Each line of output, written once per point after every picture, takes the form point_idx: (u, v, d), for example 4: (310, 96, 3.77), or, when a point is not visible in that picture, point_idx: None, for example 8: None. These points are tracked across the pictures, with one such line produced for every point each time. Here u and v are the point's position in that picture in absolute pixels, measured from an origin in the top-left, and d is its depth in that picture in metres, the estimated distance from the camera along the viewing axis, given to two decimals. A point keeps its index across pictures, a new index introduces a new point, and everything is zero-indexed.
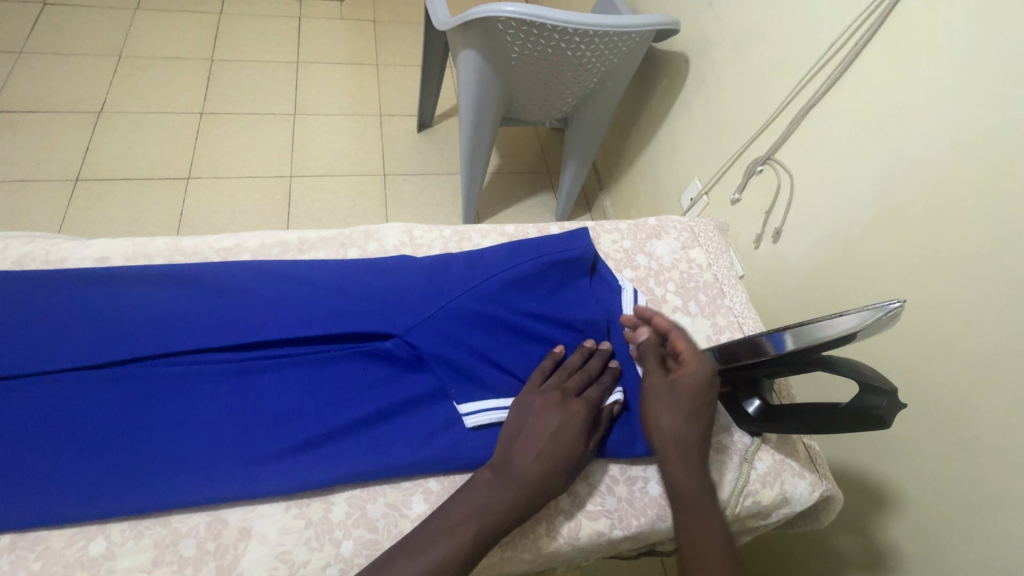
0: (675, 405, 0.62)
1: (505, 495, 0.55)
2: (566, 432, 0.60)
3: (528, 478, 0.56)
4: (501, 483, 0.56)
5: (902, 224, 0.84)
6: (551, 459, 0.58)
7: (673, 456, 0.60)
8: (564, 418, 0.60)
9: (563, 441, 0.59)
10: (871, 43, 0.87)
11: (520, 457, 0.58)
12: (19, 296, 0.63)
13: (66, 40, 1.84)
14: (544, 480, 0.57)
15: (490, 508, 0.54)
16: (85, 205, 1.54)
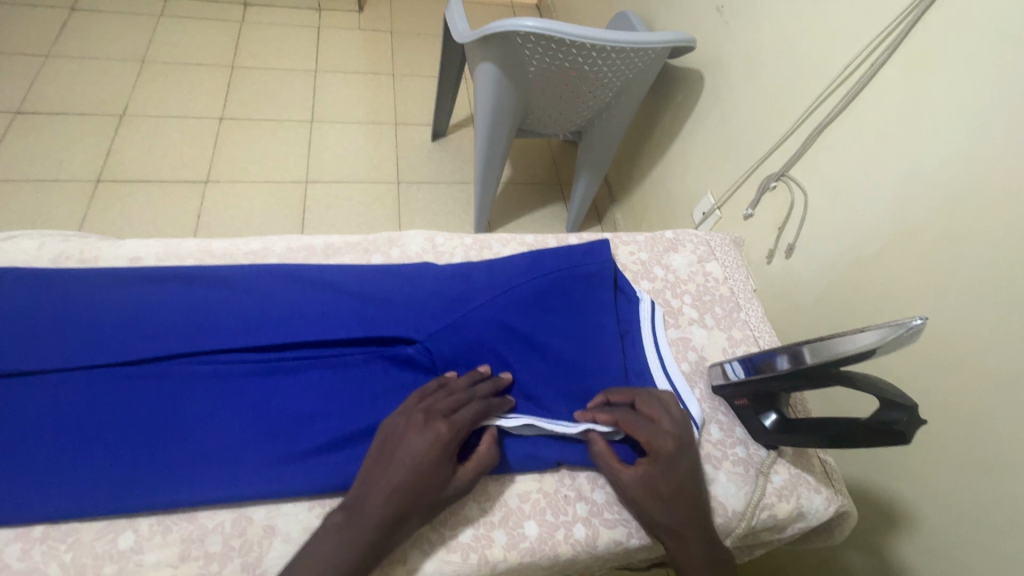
0: (652, 501, 0.59)
1: (364, 527, 0.52)
2: (421, 459, 0.55)
3: (388, 508, 0.53)
4: (367, 522, 0.53)
5: (917, 242, 0.85)
6: (401, 488, 0.54)
7: (673, 533, 0.59)
8: (423, 447, 0.56)
9: (413, 468, 0.55)
10: (887, 64, 0.89)
11: (374, 490, 0.54)
12: (56, 293, 0.65)
13: (92, 44, 1.89)
14: (396, 512, 0.53)
15: (354, 551, 0.52)
16: (105, 205, 1.57)
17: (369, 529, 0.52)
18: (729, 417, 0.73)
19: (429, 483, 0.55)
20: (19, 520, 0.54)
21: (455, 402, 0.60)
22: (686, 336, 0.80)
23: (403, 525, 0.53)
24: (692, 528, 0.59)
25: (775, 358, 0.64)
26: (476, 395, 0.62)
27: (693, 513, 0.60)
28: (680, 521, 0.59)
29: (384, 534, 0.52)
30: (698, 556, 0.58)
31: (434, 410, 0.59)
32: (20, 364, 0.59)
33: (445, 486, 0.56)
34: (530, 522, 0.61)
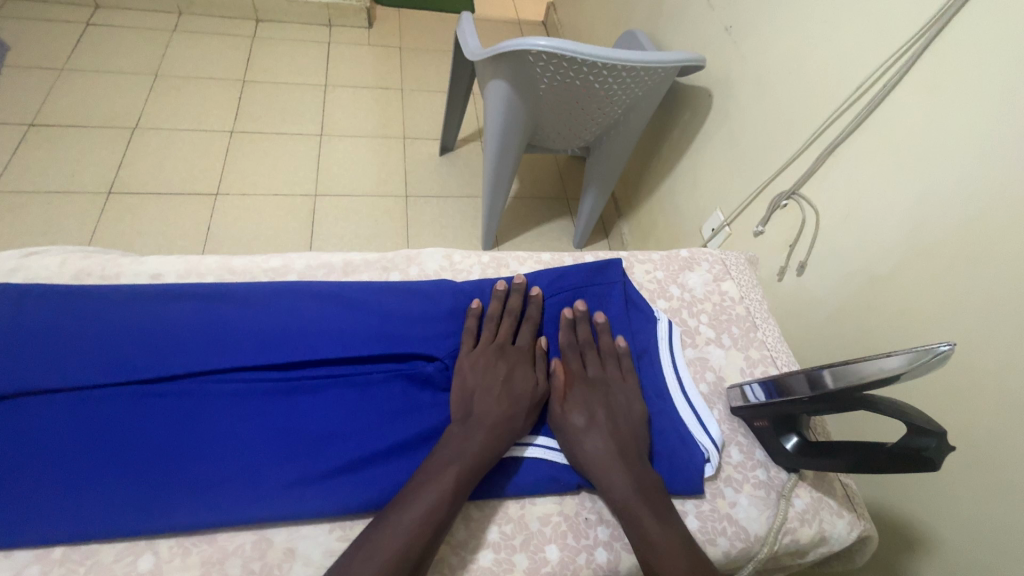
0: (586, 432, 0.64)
1: (446, 473, 0.57)
2: (483, 400, 0.65)
3: (462, 450, 0.59)
4: (436, 475, 0.57)
5: (933, 262, 0.85)
6: (472, 431, 0.61)
7: (591, 468, 0.62)
8: (482, 391, 0.65)
9: (480, 410, 0.64)
10: (899, 86, 0.90)
11: (435, 462, 0.59)
12: (80, 311, 0.65)
13: (107, 59, 1.92)
14: (479, 448, 0.60)
15: (431, 505, 0.55)
16: (116, 217, 1.58)
17: (444, 478, 0.57)
18: (749, 439, 0.73)
19: (498, 413, 0.63)
20: (36, 542, 0.53)
21: (499, 351, 0.70)
22: (703, 355, 0.80)
23: (485, 455, 0.59)
24: (619, 461, 0.62)
25: (797, 380, 0.64)
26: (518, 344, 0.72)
27: (613, 443, 0.63)
28: (606, 453, 0.63)
29: (474, 471, 0.58)
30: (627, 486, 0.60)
31: (483, 360, 0.69)
32: (45, 381, 0.59)
33: (517, 416, 0.64)
34: (552, 547, 0.60)
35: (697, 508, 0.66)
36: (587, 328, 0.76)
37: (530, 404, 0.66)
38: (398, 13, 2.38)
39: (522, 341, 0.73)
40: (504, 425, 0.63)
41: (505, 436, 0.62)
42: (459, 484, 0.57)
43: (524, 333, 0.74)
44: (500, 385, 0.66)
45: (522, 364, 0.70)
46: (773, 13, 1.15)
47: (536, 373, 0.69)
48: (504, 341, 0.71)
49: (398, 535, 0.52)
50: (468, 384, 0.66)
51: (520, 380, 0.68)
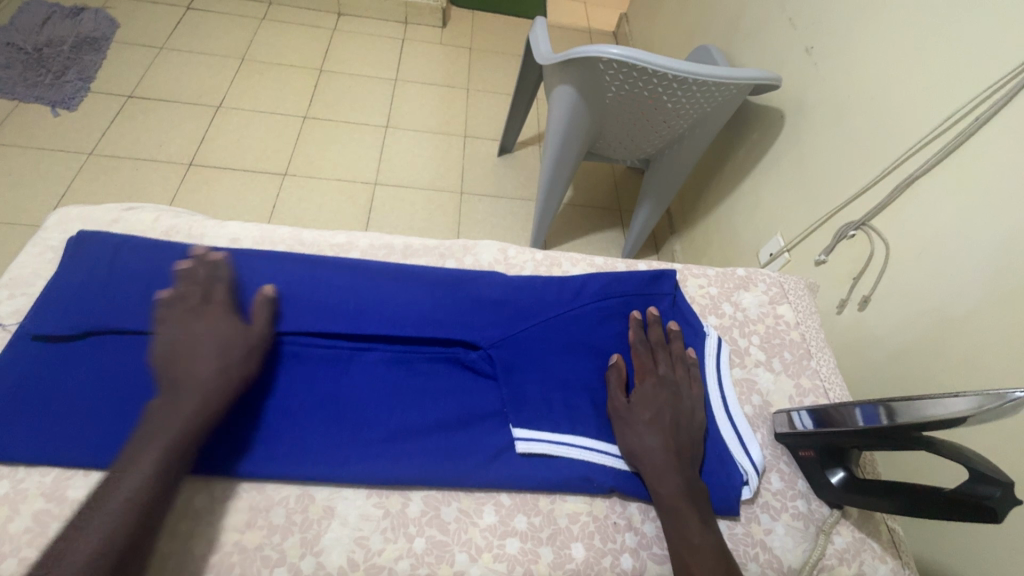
0: (660, 458, 0.62)
1: (146, 453, 0.53)
2: (190, 367, 0.58)
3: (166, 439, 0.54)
4: (140, 451, 0.53)
5: (1011, 309, 0.80)
6: (177, 418, 0.55)
7: (647, 464, 0.62)
8: (184, 366, 0.58)
9: (186, 377, 0.58)
10: (993, 120, 0.84)
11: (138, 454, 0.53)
12: (168, 264, 0.71)
13: (202, 41, 2.07)
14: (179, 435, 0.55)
15: (131, 491, 0.51)
16: (194, 188, 1.70)
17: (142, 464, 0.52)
18: (791, 468, 0.71)
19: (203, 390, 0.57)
20: (106, 466, 0.58)
21: (192, 313, 0.63)
22: (751, 377, 0.78)
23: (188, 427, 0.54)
24: (675, 461, 0.62)
25: (850, 413, 0.61)
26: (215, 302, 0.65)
27: (672, 445, 0.63)
28: (662, 451, 0.63)
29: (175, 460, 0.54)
30: (684, 506, 0.59)
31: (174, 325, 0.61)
32: (130, 325, 0.65)
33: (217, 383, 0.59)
34: (577, 545, 0.60)
35: (730, 529, 0.64)
36: (658, 330, 0.74)
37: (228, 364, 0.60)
38: (472, 15, 2.45)
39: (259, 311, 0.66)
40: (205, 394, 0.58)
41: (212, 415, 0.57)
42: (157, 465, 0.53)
43: (219, 291, 0.66)
44: (191, 351, 0.60)
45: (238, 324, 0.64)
46: (859, 36, 1.11)
47: (236, 323, 0.63)
48: (197, 302, 0.64)
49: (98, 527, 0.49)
50: (176, 355, 0.59)
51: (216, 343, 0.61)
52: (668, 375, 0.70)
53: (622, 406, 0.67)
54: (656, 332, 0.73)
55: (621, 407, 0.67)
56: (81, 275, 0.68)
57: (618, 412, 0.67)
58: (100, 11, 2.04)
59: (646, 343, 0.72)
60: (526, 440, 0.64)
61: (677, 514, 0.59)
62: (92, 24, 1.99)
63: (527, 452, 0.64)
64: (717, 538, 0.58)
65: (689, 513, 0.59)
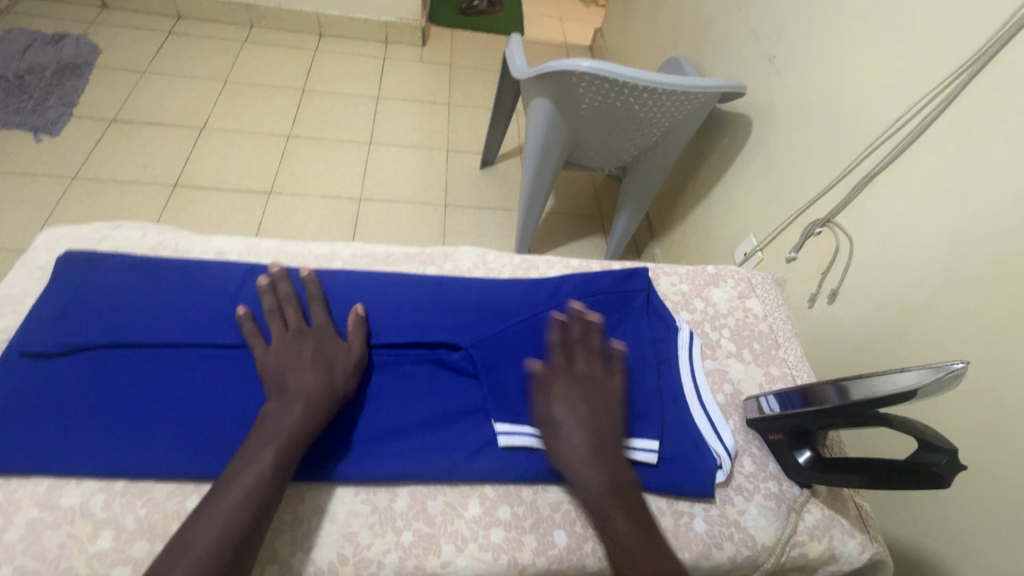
0: (584, 458, 0.62)
1: (260, 456, 0.57)
2: (301, 371, 0.64)
3: (277, 433, 0.59)
4: (264, 444, 0.57)
5: (963, 295, 0.84)
6: (289, 412, 0.60)
7: (572, 468, 0.62)
8: (289, 377, 0.63)
9: (293, 386, 0.62)
10: (939, 119, 0.90)
11: (256, 461, 0.56)
12: (153, 279, 0.73)
13: (184, 64, 2.09)
14: (294, 432, 0.59)
15: (252, 479, 0.55)
16: (178, 208, 1.71)
17: (260, 462, 0.56)
18: (762, 451, 0.74)
19: (312, 388, 0.63)
20: (100, 475, 0.60)
21: (297, 334, 0.68)
22: (722, 368, 0.81)
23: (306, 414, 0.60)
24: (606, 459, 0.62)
25: (811, 394, 0.65)
26: (315, 321, 0.70)
27: (593, 444, 0.62)
28: (584, 451, 0.62)
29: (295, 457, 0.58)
30: (611, 506, 0.59)
31: (283, 346, 0.66)
32: (119, 338, 0.66)
33: (337, 381, 0.64)
34: (560, 531, 0.63)
35: (705, 512, 0.67)
36: (578, 325, 0.69)
37: (350, 364, 0.67)
38: (451, 33, 2.51)
39: (318, 317, 0.70)
40: (339, 390, 0.64)
41: (326, 408, 0.62)
42: (276, 461, 0.57)
43: (319, 310, 0.71)
44: (281, 368, 0.64)
45: (332, 331, 0.69)
46: (816, 44, 1.18)
47: (298, 333, 0.68)
48: (297, 323, 0.69)
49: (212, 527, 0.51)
50: (277, 376, 0.64)
51: (326, 353, 0.66)
52: (586, 370, 0.66)
53: (545, 411, 0.64)
54: (574, 325, 0.68)
55: (544, 411, 0.64)
56: (68, 292, 0.70)
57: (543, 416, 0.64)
58: (81, 38, 2.06)
59: (563, 334, 0.68)
60: (507, 434, 0.66)
61: (604, 515, 0.59)
62: (74, 50, 2.02)
63: (509, 446, 0.66)
64: (644, 533, 0.58)
65: (616, 515, 0.59)
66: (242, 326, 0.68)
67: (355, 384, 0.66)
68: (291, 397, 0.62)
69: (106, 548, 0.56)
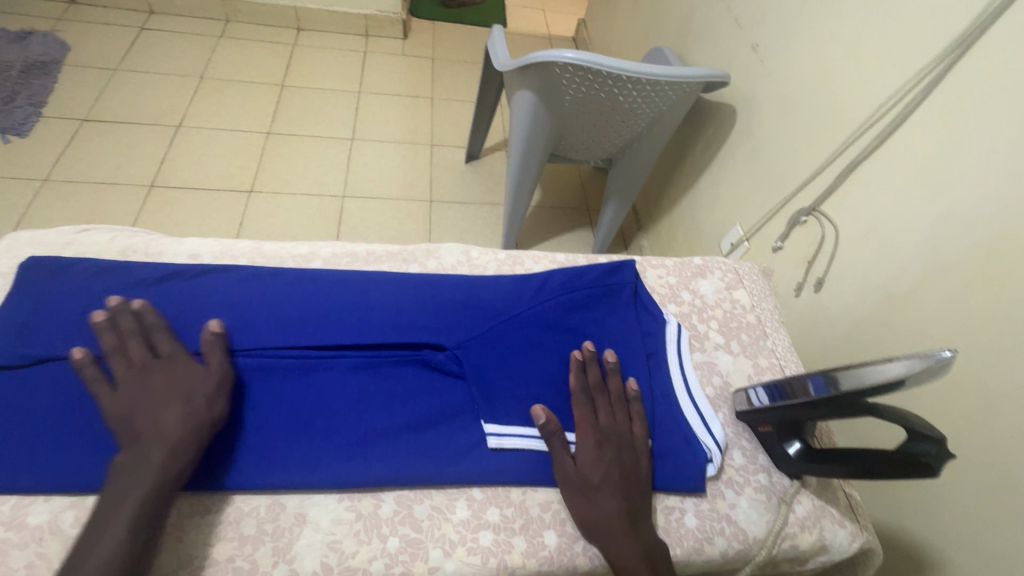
0: (617, 524, 0.59)
1: (113, 520, 0.52)
2: (153, 413, 0.57)
3: (132, 491, 0.53)
4: (119, 505, 0.53)
5: (948, 281, 0.84)
6: (139, 464, 0.55)
7: (609, 531, 0.59)
8: (143, 420, 0.57)
9: (147, 431, 0.56)
10: (921, 105, 0.90)
11: (110, 526, 0.52)
12: (122, 285, 0.70)
13: (157, 60, 2.03)
14: (150, 486, 0.54)
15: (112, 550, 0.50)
16: (156, 209, 1.66)
17: (117, 528, 0.52)
18: (752, 444, 0.73)
19: (166, 430, 0.56)
20: (71, 491, 0.57)
21: (138, 371, 0.60)
22: (711, 360, 0.81)
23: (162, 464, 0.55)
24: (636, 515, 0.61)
25: (801, 385, 0.64)
26: (159, 354, 0.62)
27: (625, 508, 0.61)
28: (618, 515, 0.60)
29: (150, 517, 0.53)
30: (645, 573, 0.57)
31: (129, 388, 0.59)
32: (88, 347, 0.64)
33: (196, 413, 0.58)
34: (550, 532, 0.62)
35: (696, 506, 0.67)
36: (596, 370, 0.70)
37: (210, 387, 0.61)
38: (432, 25, 2.47)
39: (167, 347, 0.63)
40: (207, 418, 0.59)
41: (186, 451, 0.57)
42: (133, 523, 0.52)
43: (162, 339, 0.63)
44: (125, 411, 0.57)
45: (185, 357, 0.63)
46: (799, 32, 1.17)
47: (135, 370, 0.60)
48: (139, 358, 0.61)
49: (100, 551, 0.50)
50: (130, 425, 0.57)
51: (180, 386, 0.60)
52: (609, 423, 0.67)
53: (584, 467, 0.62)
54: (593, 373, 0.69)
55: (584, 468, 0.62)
56: (32, 300, 0.67)
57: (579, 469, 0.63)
58: (49, 34, 1.99)
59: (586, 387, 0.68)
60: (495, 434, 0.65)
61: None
62: (41, 47, 1.95)
63: (497, 446, 0.65)
64: None
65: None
66: (84, 372, 0.59)
67: (224, 409, 0.61)
68: (146, 443, 0.56)
69: None
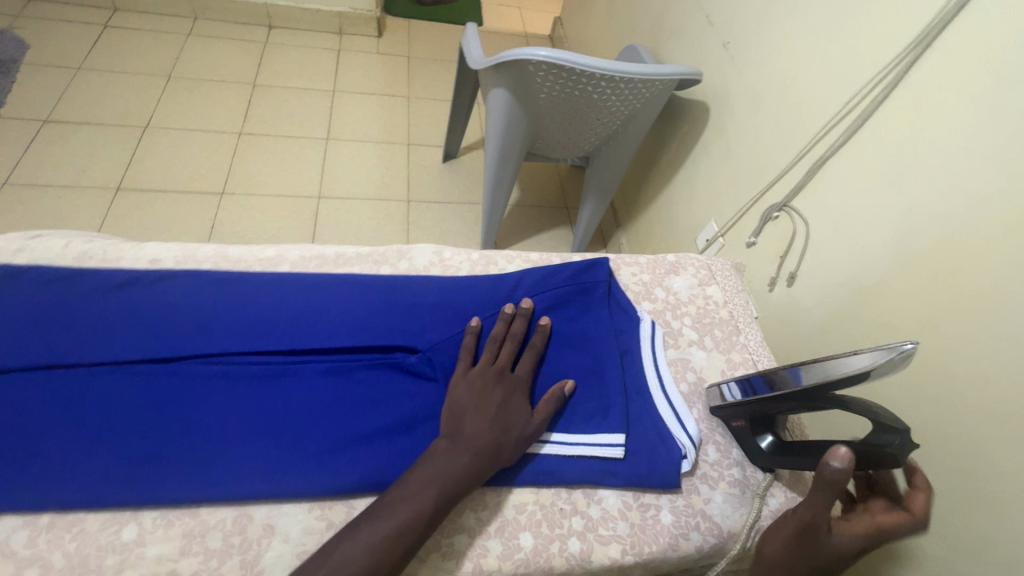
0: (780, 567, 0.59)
1: (392, 515, 0.54)
2: (474, 418, 0.63)
3: (424, 491, 0.56)
4: (397, 504, 0.55)
5: (913, 273, 0.86)
6: (451, 460, 0.59)
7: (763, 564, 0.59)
8: (468, 421, 0.62)
9: (468, 433, 0.61)
10: (885, 102, 0.92)
11: (377, 523, 0.53)
12: (77, 292, 0.67)
13: (121, 59, 1.97)
14: (432, 500, 0.55)
15: (371, 554, 0.51)
16: (122, 212, 1.61)
17: (390, 520, 0.53)
18: (726, 438, 0.74)
19: (486, 440, 0.61)
20: (24, 510, 0.55)
21: (498, 375, 0.67)
22: (685, 357, 0.81)
23: (459, 481, 0.57)
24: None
25: (772, 379, 0.65)
26: (517, 372, 0.69)
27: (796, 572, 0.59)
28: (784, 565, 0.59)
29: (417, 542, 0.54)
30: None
31: (479, 380, 0.66)
32: (40, 359, 0.61)
33: (505, 443, 0.62)
34: (525, 534, 0.62)
35: (672, 503, 0.67)
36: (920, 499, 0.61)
37: (529, 418, 0.65)
38: (408, 23, 2.44)
39: (523, 367, 0.70)
40: (503, 446, 0.62)
41: (479, 470, 0.60)
42: (401, 532, 0.53)
43: (525, 362, 0.71)
44: (477, 418, 0.63)
45: (525, 386, 0.68)
46: (769, 30, 1.18)
47: (509, 387, 0.67)
48: (505, 367, 0.68)
49: (360, 547, 0.51)
50: (457, 423, 0.63)
51: (514, 407, 0.65)
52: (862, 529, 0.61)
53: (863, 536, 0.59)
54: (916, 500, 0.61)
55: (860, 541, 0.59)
56: None
57: (886, 535, 0.59)
58: (5, 33, 1.91)
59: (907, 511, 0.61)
60: None
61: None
62: None
63: None
64: None
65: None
66: (468, 342, 0.70)
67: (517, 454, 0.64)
68: (461, 453, 0.60)
69: None
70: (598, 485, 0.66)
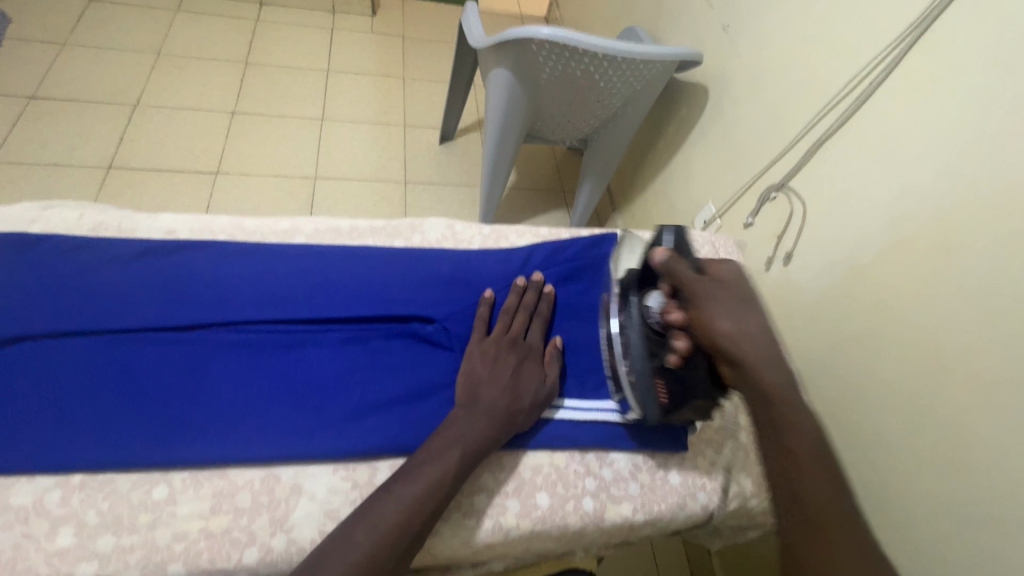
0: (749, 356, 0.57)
1: (422, 474, 0.56)
2: (490, 383, 0.65)
3: (449, 452, 0.58)
4: (425, 464, 0.57)
5: (906, 249, 0.89)
6: (473, 423, 0.61)
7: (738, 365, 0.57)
8: (485, 388, 0.64)
9: (485, 399, 0.63)
10: (883, 83, 0.94)
11: (408, 483, 0.55)
12: (95, 260, 0.67)
13: (109, 35, 1.92)
14: (457, 462, 0.58)
15: (403, 513, 0.53)
16: (116, 191, 1.60)
17: (419, 481, 0.55)
18: (731, 405, 0.77)
19: (503, 405, 0.63)
20: (56, 471, 0.56)
21: (511, 343, 0.69)
22: None
23: (480, 443, 0.60)
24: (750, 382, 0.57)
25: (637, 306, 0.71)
26: (529, 339, 0.71)
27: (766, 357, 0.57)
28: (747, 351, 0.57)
29: (444, 501, 0.56)
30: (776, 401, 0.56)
31: (492, 349, 0.68)
32: (63, 325, 0.62)
33: (521, 407, 0.64)
34: (542, 494, 0.64)
35: (679, 465, 0.70)
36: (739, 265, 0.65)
37: (542, 382, 0.67)
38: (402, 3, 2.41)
39: (535, 334, 0.72)
40: (520, 409, 0.64)
41: (499, 433, 0.62)
42: (429, 492, 0.55)
43: (536, 330, 0.72)
44: (493, 383, 0.65)
45: (537, 352, 0.70)
46: (769, 10, 1.19)
47: (521, 353, 0.69)
48: (517, 334, 0.70)
49: (391, 508, 0.53)
50: (473, 390, 0.65)
51: (528, 374, 0.67)
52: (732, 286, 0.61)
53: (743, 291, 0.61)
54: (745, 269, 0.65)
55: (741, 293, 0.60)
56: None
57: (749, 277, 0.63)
58: None
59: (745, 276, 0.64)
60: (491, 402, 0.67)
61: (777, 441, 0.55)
62: None
63: None
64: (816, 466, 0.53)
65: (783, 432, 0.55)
66: (480, 312, 0.72)
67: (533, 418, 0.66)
68: (480, 417, 0.62)
69: (67, 545, 0.53)
70: (609, 449, 0.69)
